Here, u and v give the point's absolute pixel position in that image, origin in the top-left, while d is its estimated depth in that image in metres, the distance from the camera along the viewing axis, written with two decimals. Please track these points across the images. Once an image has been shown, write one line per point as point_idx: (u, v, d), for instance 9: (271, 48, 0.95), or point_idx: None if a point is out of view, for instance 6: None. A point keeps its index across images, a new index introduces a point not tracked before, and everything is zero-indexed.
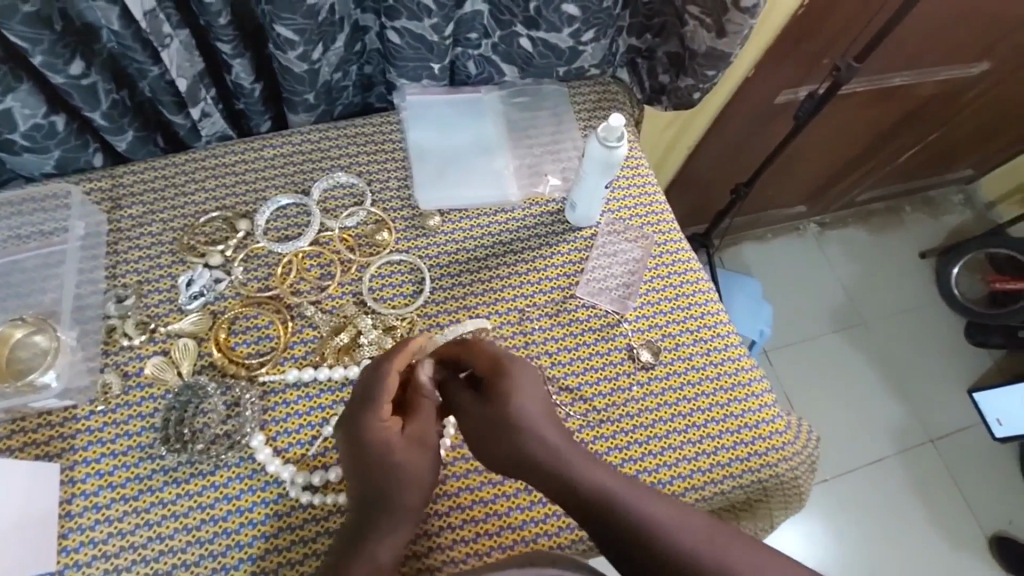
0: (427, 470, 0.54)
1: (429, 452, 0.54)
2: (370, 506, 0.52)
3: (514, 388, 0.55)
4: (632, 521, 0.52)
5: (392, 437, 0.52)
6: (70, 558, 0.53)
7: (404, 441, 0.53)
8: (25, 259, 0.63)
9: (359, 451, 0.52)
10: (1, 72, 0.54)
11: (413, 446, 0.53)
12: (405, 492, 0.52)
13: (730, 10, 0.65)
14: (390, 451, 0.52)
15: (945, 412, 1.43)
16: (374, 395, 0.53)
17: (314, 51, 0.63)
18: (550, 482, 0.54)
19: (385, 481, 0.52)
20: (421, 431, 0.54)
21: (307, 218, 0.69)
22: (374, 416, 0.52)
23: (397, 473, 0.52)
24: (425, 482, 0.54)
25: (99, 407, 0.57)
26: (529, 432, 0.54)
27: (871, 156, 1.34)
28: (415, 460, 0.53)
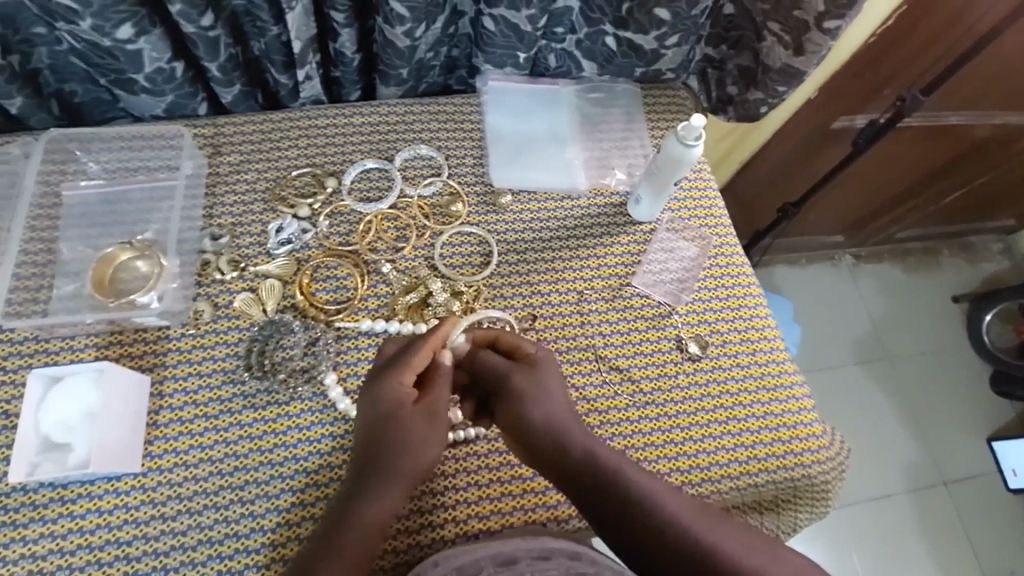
0: (431, 443, 0.54)
1: (439, 425, 0.55)
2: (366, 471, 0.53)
3: (538, 378, 0.56)
4: (636, 506, 0.51)
5: (405, 403, 0.54)
6: (154, 462, 0.57)
7: (413, 410, 0.54)
8: (132, 190, 0.68)
9: (370, 410, 0.54)
10: (140, 15, 0.58)
11: (420, 416, 0.54)
12: (401, 458, 0.53)
13: (811, 30, 0.68)
14: (400, 416, 0.53)
15: (962, 456, 1.43)
16: (402, 360, 0.55)
17: (418, 29, 0.68)
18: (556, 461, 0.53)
19: (384, 446, 0.53)
20: (435, 402, 0.55)
21: (389, 183, 0.73)
22: (396, 378, 0.54)
23: (397, 439, 0.53)
24: (424, 455, 0.54)
25: (189, 330, 0.62)
26: (546, 414, 0.54)
27: (919, 193, 1.35)
28: (421, 431, 0.54)
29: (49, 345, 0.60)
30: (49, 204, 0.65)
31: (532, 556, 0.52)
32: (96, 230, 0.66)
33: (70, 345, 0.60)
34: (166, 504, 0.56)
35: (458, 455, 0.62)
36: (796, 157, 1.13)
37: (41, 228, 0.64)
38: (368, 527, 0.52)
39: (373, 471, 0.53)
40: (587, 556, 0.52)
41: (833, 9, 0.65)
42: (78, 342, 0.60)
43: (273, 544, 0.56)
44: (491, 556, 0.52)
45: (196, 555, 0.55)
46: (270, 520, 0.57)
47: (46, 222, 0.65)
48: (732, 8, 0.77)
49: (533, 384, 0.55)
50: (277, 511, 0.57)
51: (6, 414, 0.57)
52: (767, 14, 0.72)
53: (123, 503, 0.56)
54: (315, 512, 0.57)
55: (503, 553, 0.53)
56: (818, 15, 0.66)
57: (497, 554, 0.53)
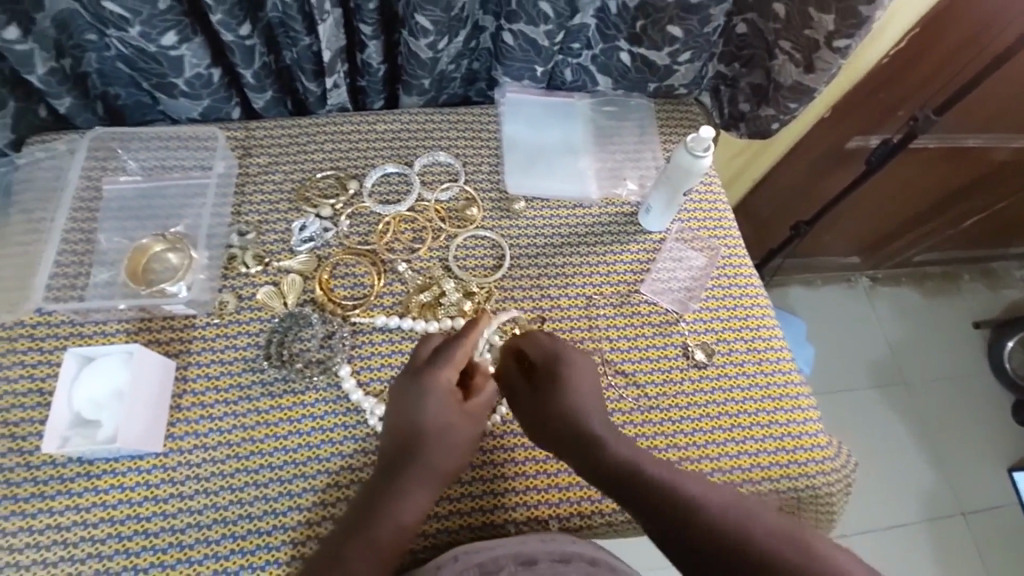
0: (466, 443, 0.59)
1: (479, 426, 0.61)
2: (405, 465, 0.56)
3: (573, 373, 0.61)
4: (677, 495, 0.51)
5: (448, 403, 0.59)
6: (175, 444, 0.60)
7: (454, 411, 0.58)
8: (167, 187, 0.73)
9: (413, 410, 0.58)
10: (184, 24, 0.63)
11: (461, 416, 0.59)
12: (441, 457, 0.57)
13: (822, 48, 0.70)
14: (447, 417, 0.58)
15: (981, 486, 1.40)
16: (443, 357, 0.60)
17: (441, 42, 0.71)
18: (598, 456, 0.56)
19: (427, 443, 0.57)
20: (479, 406, 0.61)
21: (407, 188, 0.76)
22: (440, 376, 0.59)
23: (440, 437, 0.57)
24: (461, 455, 0.59)
25: (214, 319, 0.65)
26: (586, 404, 0.59)
27: (936, 215, 1.34)
28: (461, 432, 0.59)
29: (84, 329, 0.63)
30: (90, 198, 0.70)
31: (554, 560, 0.53)
32: (131, 223, 0.70)
33: (102, 330, 0.63)
34: (185, 483, 0.59)
35: None
36: (810, 175, 1.14)
37: (81, 220, 0.68)
38: (405, 518, 0.54)
39: (412, 466, 0.56)
40: (606, 563, 0.54)
41: (842, 28, 0.67)
42: (109, 327, 0.64)
43: (285, 526, 0.58)
44: (512, 556, 0.53)
45: (211, 533, 0.57)
46: (284, 504, 0.59)
47: (86, 214, 0.69)
48: (745, 27, 0.79)
49: (566, 381, 0.60)
50: (291, 496, 0.59)
51: (42, 391, 0.60)
52: (778, 33, 0.74)
53: (145, 480, 0.58)
54: (327, 498, 0.59)
55: (523, 553, 0.54)
56: (828, 34, 0.68)
57: (517, 554, 0.54)
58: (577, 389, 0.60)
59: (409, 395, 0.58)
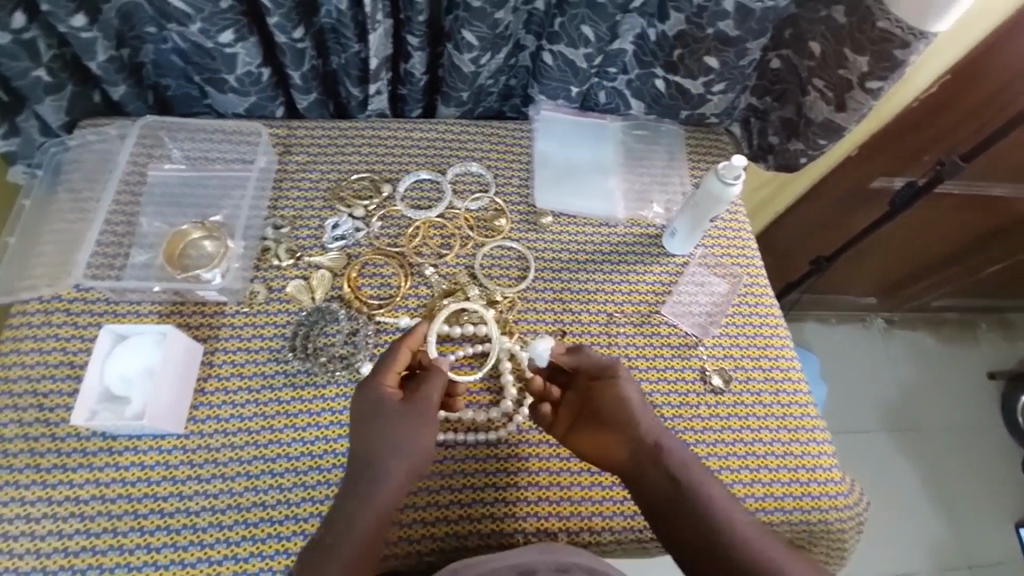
0: (426, 447, 0.54)
1: (425, 422, 0.55)
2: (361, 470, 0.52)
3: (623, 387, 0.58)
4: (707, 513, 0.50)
5: (389, 404, 0.54)
6: (196, 427, 0.61)
7: (411, 412, 0.54)
8: (209, 178, 0.75)
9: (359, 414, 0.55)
10: (242, 24, 0.66)
11: (418, 419, 0.54)
12: (391, 458, 0.52)
13: (855, 88, 0.72)
14: (388, 415, 0.54)
15: (991, 540, 1.36)
16: (382, 363, 0.58)
17: (483, 57, 0.74)
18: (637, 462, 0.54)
19: (382, 447, 0.52)
20: (421, 402, 0.56)
21: (439, 195, 0.78)
22: (380, 380, 0.56)
23: (389, 441, 0.52)
24: (412, 455, 0.53)
25: (243, 308, 0.67)
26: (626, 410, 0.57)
27: (956, 261, 1.34)
28: (408, 431, 0.53)
29: (118, 308, 0.65)
30: (134, 182, 0.72)
31: (551, 569, 0.52)
32: (172, 209, 0.73)
33: (136, 310, 0.65)
34: (203, 466, 0.59)
35: (478, 455, 0.64)
36: (832, 212, 1.14)
37: (124, 202, 0.71)
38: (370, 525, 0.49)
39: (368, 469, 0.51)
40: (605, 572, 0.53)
41: (876, 70, 0.69)
42: (142, 308, 0.65)
43: (297, 517, 0.58)
44: (510, 566, 0.52)
45: (225, 518, 0.58)
46: (297, 495, 0.59)
47: (129, 197, 0.71)
48: (778, 63, 0.81)
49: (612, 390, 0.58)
50: (305, 488, 0.60)
51: (72, 365, 0.62)
52: (812, 71, 0.76)
53: (165, 460, 0.59)
54: None
55: (522, 564, 0.53)
56: (862, 74, 0.70)
57: (515, 565, 0.52)
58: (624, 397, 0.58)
59: (369, 398, 0.55)
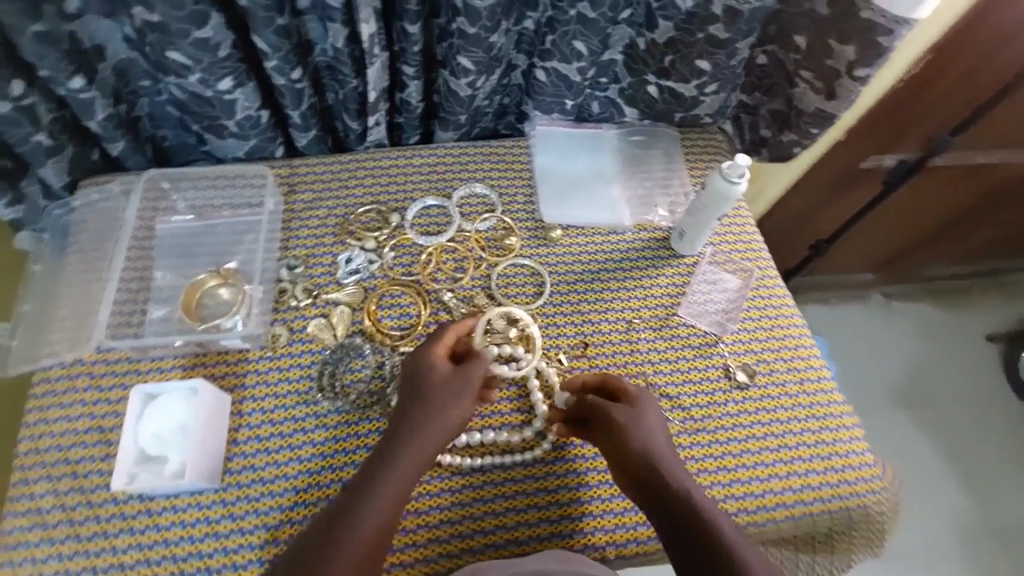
0: (456, 421, 0.59)
1: (460, 396, 0.58)
2: (399, 431, 0.57)
3: (641, 406, 0.61)
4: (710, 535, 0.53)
5: (436, 373, 0.59)
6: (233, 479, 0.60)
7: (454, 384, 0.58)
8: (217, 225, 0.75)
9: (407, 381, 0.59)
10: (239, 71, 0.66)
11: (458, 391, 0.58)
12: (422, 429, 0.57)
13: (843, 77, 0.73)
14: (431, 384, 0.58)
15: (1011, 502, 1.38)
16: (434, 334, 0.62)
17: (479, 80, 0.75)
18: (654, 491, 0.57)
19: (418, 417, 0.57)
20: (467, 374, 0.59)
21: (447, 220, 0.79)
22: (432, 349, 0.60)
23: (429, 404, 0.57)
24: (442, 426, 0.57)
25: (267, 353, 0.67)
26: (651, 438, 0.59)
27: (949, 230, 1.36)
28: (447, 401, 0.58)
29: (140, 365, 0.65)
30: (143, 237, 0.72)
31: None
32: (183, 261, 0.73)
33: (159, 366, 0.65)
34: (244, 518, 0.59)
35: (517, 477, 0.64)
36: (826, 197, 1.16)
37: (135, 259, 0.71)
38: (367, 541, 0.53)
39: (406, 429, 0.57)
40: None
41: (863, 58, 0.70)
42: (165, 363, 0.65)
43: None
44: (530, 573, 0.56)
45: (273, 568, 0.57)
46: None
47: (140, 253, 0.71)
48: (765, 58, 0.83)
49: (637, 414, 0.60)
50: None
51: (102, 429, 0.62)
52: (798, 64, 0.77)
53: (205, 516, 0.59)
54: None
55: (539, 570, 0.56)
56: (849, 63, 0.71)
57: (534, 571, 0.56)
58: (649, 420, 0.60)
59: (416, 367, 0.59)
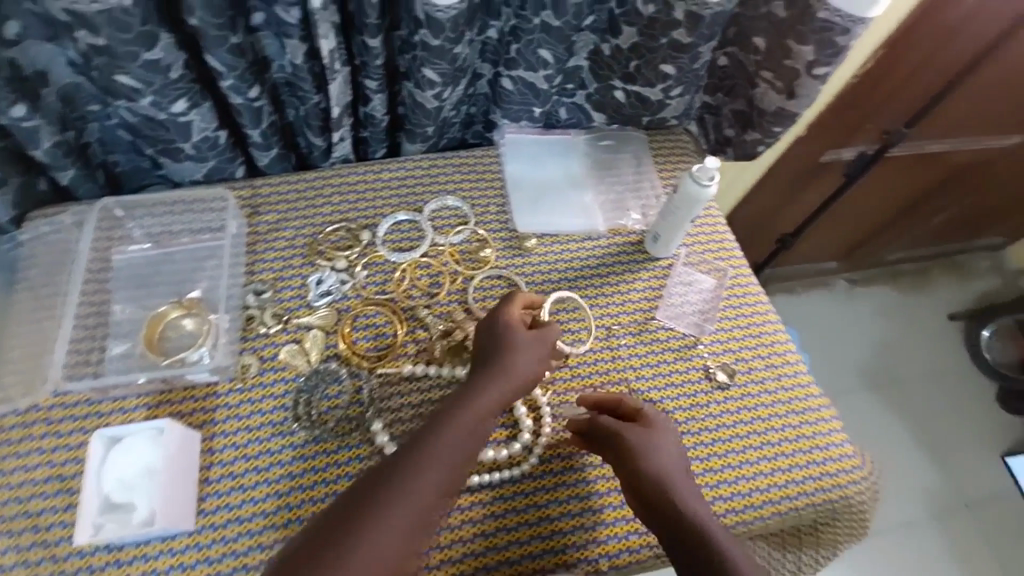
0: (528, 375, 0.61)
1: (538, 351, 0.62)
2: (477, 384, 0.59)
3: (655, 429, 0.62)
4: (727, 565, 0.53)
5: (516, 328, 0.63)
6: (207, 520, 0.58)
7: (535, 337, 0.63)
8: (177, 253, 0.72)
9: (485, 338, 0.63)
10: (193, 91, 0.63)
11: (535, 345, 0.62)
12: (500, 377, 0.59)
13: (803, 76, 0.74)
14: (511, 337, 0.62)
15: (979, 475, 1.44)
16: (507, 298, 0.66)
17: (445, 92, 0.73)
18: (668, 519, 0.56)
19: (496, 366, 0.60)
20: (545, 333, 0.64)
21: (420, 234, 0.77)
22: (509, 308, 0.65)
23: (514, 353, 0.61)
24: (519, 376, 0.60)
25: (237, 385, 0.64)
26: (665, 461, 0.60)
27: (906, 216, 1.41)
28: (526, 353, 0.61)
29: (101, 406, 0.61)
30: (99, 270, 0.68)
31: None
32: (143, 292, 0.69)
33: (121, 406, 0.61)
34: (222, 560, 0.56)
35: (506, 494, 0.63)
36: (790, 191, 1.19)
37: (91, 293, 0.67)
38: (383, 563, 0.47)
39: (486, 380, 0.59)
40: None
41: (821, 57, 0.71)
42: (128, 402, 0.62)
43: None
44: None
45: None
46: None
47: (96, 286, 0.67)
48: (726, 60, 0.84)
49: (652, 439, 0.61)
50: None
51: (62, 478, 0.58)
52: (759, 64, 0.79)
53: (179, 562, 0.56)
54: None
55: None
56: (808, 63, 0.73)
57: None
58: (661, 442, 0.61)
59: (495, 322, 0.63)
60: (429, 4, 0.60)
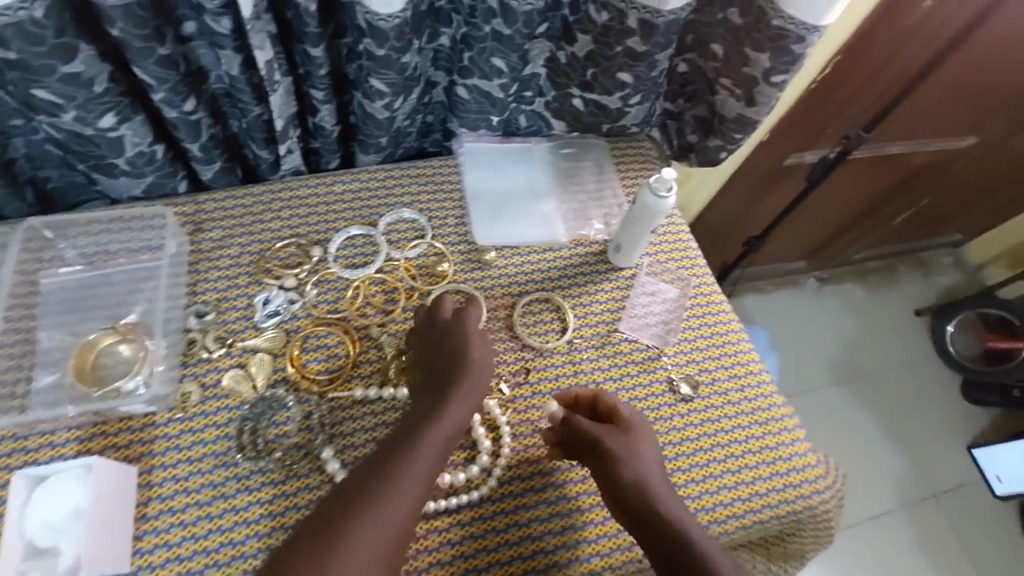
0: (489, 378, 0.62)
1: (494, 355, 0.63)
2: (444, 403, 0.57)
3: (636, 433, 0.61)
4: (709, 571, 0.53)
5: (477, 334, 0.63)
6: (144, 560, 0.54)
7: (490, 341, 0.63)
8: (113, 274, 0.68)
9: (445, 341, 0.62)
10: (122, 104, 0.60)
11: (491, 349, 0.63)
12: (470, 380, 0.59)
13: (760, 84, 0.74)
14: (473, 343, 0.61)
15: (946, 468, 1.46)
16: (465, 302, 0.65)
17: (397, 102, 0.71)
18: (651, 526, 0.56)
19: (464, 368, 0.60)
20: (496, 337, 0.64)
21: (374, 249, 0.74)
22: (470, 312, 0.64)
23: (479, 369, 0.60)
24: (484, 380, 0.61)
25: (177, 415, 0.60)
26: (647, 466, 0.59)
27: (870, 216, 1.43)
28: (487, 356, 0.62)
29: (28, 442, 0.57)
30: (25, 294, 0.64)
31: None
32: (77, 318, 0.65)
33: (50, 441, 0.58)
34: None
35: (465, 519, 0.61)
36: (755, 195, 1.19)
37: (16, 319, 0.63)
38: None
39: (453, 396, 0.58)
40: None
41: (778, 64, 0.71)
42: (57, 437, 0.58)
43: None
44: None
45: None
46: None
47: (22, 313, 0.63)
48: (685, 66, 0.82)
49: (634, 444, 0.60)
50: None
51: None
52: (718, 71, 0.78)
53: None
54: None
55: None
56: (765, 70, 0.72)
57: None
58: (644, 448, 0.60)
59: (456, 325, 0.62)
60: (370, 13, 0.58)
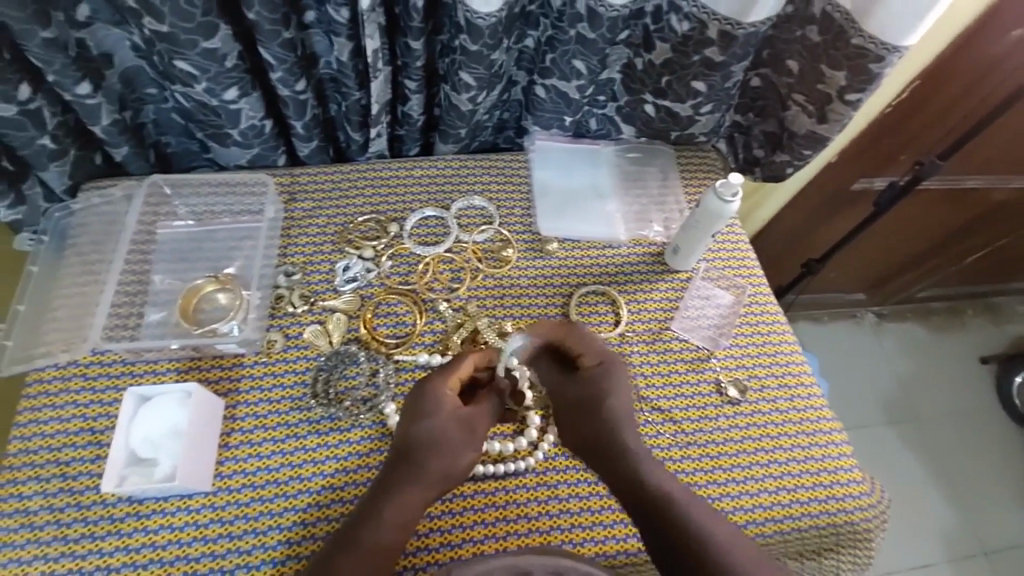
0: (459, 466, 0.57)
1: (468, 441, 0.57)
2: (408, 482, 0.55)
3: (609, 385, 0.61)
4: (682, 522, 0.52)
5: (444, 412, 0.58)
6: (223, 482, 0.60)
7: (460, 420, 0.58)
8: (216, 231, 0.76)
9: (414, 406, 0.58)
10: (244, 80, 0.67)
11: (463, 439, 0.57)
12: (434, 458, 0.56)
13: (834, 101, 0.75)
14: (441, 429, 0.57)
15: (1001, 525, 1.38)
16: (446, 368, 0.61)
17: (480, 96, 0.76)
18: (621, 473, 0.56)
19: (424, 445, 0.56)
20: (473, 418, 0.59)
21: (445, 230, 0.80)
22: (443, 382, 0.59)
23: (435, 447, 0.56)
24: (450, 468, 0.56)
25: (262, 358, 0.67)
26: (623, 413, 0.59)
27: (940, 251, 1.38)
28: (455, 437, 0.57)
29: (135, 367, 0.65)
30: (144, 241, 0.73)
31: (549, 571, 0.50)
32: (183, 266, 0.73)
33: (153, 369, 0.65)
34: (234, 522, 0.59)
35: (508, 486, 0.65)
36: (817, 217, 1.18)
37: (135, 262, 0.71)
38: (380, 543, 0.52)
39: (415, 470, 0.55)
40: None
41: (853, 83, 0.72)
42: (160, 366, 0.66)
43: None
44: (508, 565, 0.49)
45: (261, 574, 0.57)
46: None
47: (140, 256, 0.72)
48: (759, 81, 0.84)
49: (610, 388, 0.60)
50: None
51: (93, 431, 0.62)
52: (792, 87, 0.80)
53: (195, 520, 0.59)
54: None
55: (519, 564, 0.49)
56: (840, 88, 0.73)
57: (511, 565, 0.49)
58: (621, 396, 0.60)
59: (423, 403, 0.58)
60: (470, 11, 0.63)
